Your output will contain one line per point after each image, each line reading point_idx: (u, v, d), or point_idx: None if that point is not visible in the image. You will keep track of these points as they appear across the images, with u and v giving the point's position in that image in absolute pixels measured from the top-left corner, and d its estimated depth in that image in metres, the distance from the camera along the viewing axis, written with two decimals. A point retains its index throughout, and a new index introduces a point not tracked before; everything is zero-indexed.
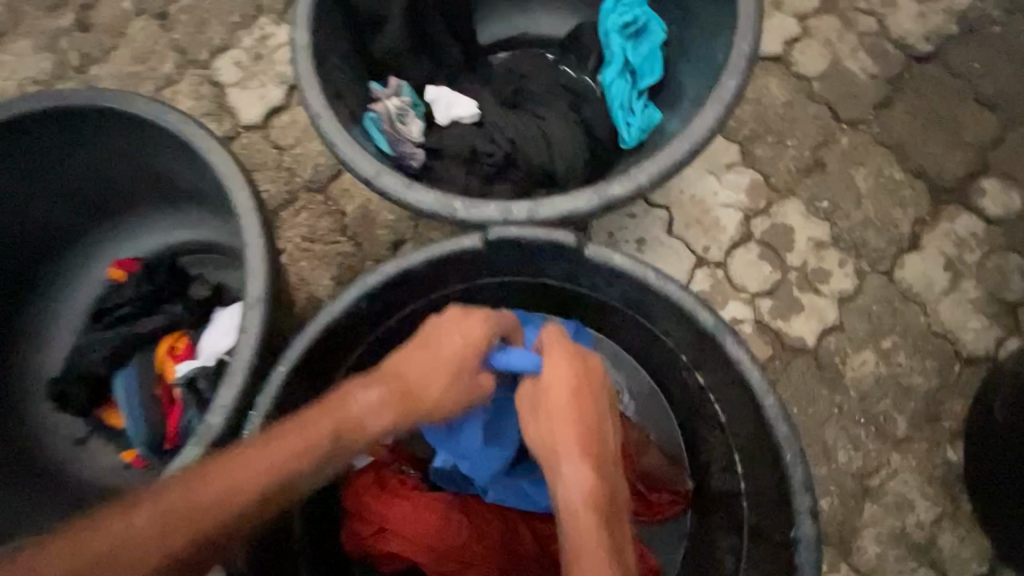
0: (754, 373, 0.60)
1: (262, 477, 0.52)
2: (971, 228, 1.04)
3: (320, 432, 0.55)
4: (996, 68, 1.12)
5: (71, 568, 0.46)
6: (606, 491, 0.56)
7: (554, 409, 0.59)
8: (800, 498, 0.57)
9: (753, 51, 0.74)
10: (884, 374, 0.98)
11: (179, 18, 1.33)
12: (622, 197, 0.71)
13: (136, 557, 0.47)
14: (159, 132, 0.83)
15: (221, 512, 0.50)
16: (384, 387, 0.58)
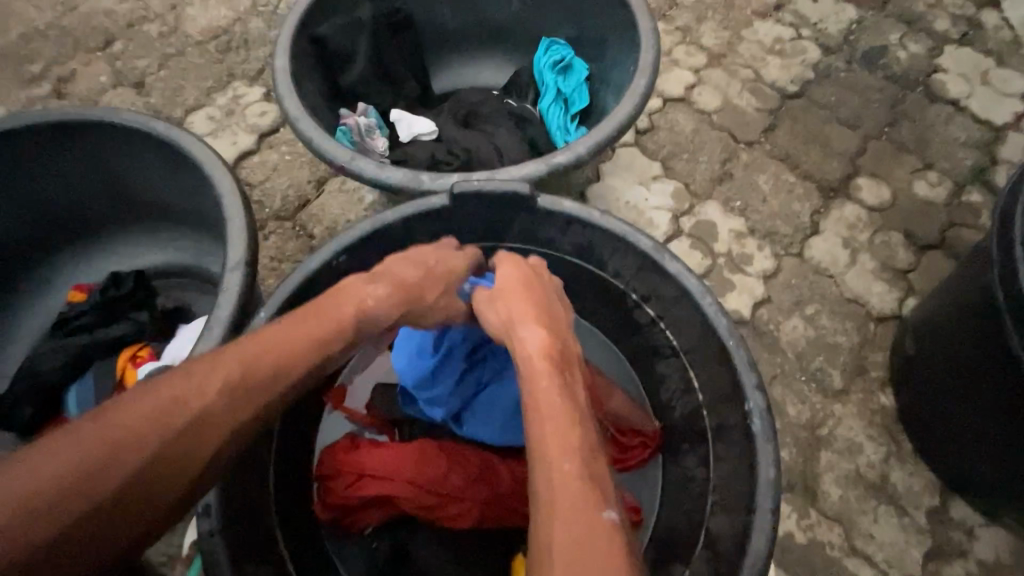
0: (692, 281, 0.71)
1: (298, 347, 0.64)
2: (857, 214, 1.24)
3: (344, 316, 0.68)
4: (848, 100, 1.42)
5: (149, 409, 0.55)
6: (559, 348, 0.66)
7: (511, 292, 0.73)
8: (747, 376, 0.65)
9: (655, 60, 0.94)
10: (812, 336, 1.11)
11: (156, 85, 1.47)
12: (566, 164, 0.84)
13: (190, 396, 0.57)
14: (142, 140, 0.92)
15: (263, 370, 0.61)
16: (387, 286, 0.71)
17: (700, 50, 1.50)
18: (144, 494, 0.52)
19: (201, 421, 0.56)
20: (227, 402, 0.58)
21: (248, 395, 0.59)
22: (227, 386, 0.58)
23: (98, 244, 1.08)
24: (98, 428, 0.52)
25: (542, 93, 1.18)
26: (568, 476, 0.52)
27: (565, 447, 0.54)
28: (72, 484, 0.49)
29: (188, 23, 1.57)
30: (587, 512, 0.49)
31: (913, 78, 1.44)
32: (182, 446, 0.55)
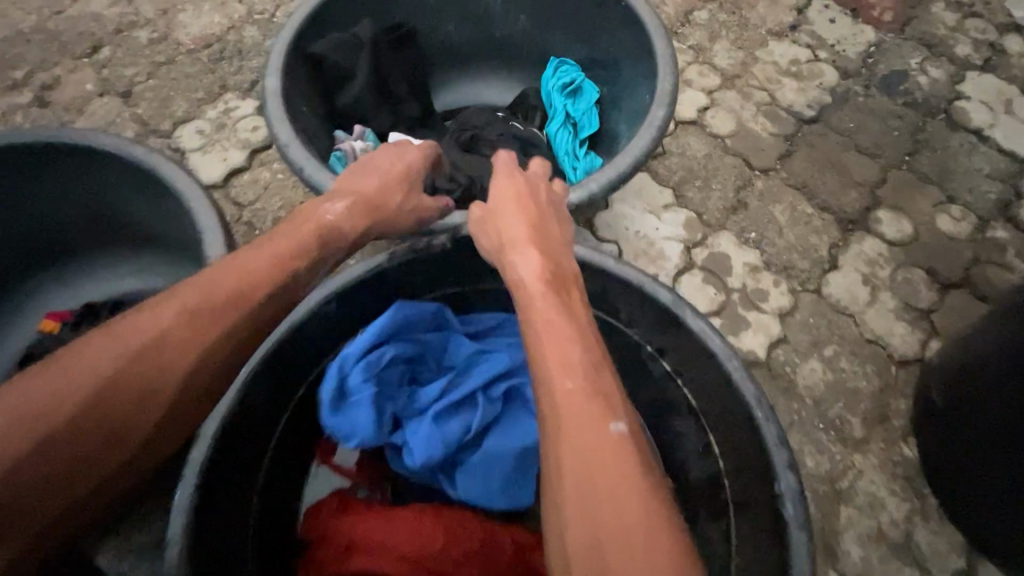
0: (716, 340, 0.64)
1: (264, 273, 0.66)
2: (877, 249, 1.19)
3: (308, 238, 0.71)
4: (866, 126, 1.36)
5: (119, 341, 0.58)
6: (553, 267, 0.65)
7: (503, 203, 0.73)
8: (776, 453, 0.59)
9: (674, 89, 0.88)
10: (830, 380, 1.05)
11: (144, 95, 1.41)
12: (575, 204, 0.79)
13: (153, 325, 0.60)
14: (119, 165, 0.86)
15: (229, 296, 0.64)
16: (346, 201, 0.75)
17: (714, 70, 1.44)
18: (111, 418, 0.56)
19: (167, 342, 0.59)
20: (182, 328, 0.61)
21: (203, 321, 0.62)
22: (182, 316, 0.61)
23: (69, 271, 1.01)
24: (65, 363, 0.56)
25: (550, 116, 1.12)
26: (573, 395, 0.53)
27: (565, 367, 0.54)
28: (48, 411, 0.53)
29: (180, 30, 1.50)
30: (592, 422, 0.51)
31: (934, 105, 1.39)
32: (142, 373, 0.58)
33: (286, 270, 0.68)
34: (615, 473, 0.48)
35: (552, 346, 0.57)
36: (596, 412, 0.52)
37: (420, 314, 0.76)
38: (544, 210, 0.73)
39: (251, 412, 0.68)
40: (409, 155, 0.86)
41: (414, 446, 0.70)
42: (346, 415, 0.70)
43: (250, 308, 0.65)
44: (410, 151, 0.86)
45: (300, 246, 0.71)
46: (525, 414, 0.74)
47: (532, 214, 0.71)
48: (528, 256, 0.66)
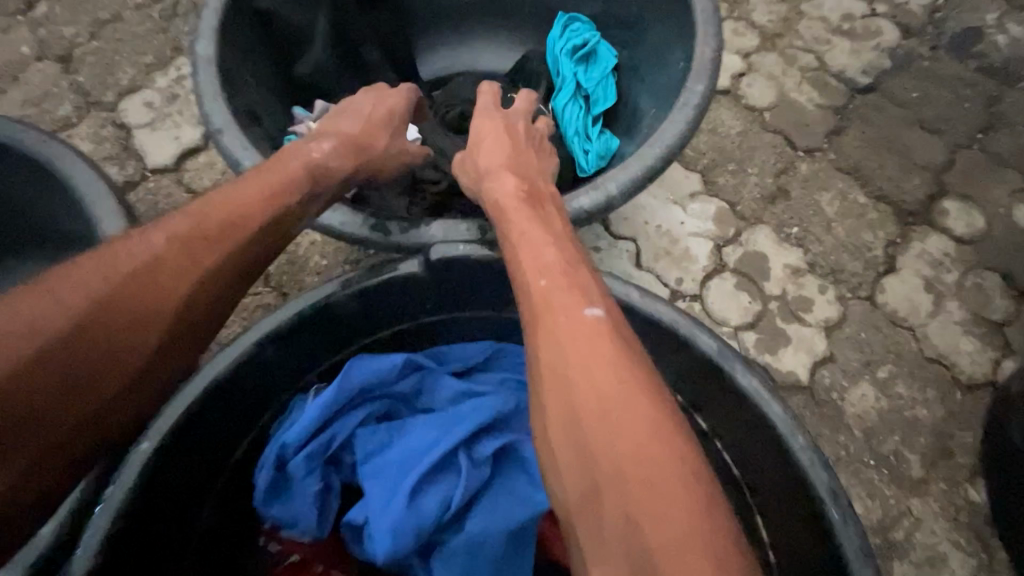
0: (776, 408, 0.50)
1: (257, 203, 0.57)
2: (943, 248, 1.00)
3: (295, 171, 0.60)
4: (932, 96, 1.15)
5: (104, 270, 0.50)
6: (526, 185, 0.61)
7: (485, 134, 0.68)
8: (859, 569, 0.46)
9: (716, 55, 0.68)
10: (885, 409, 0.88)
11: (85, 60, 1.21)
12: (588, 211, 0.62)
13: (138, 254, 0.52)
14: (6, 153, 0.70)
15: (223, 225, 0.55)
16: (333, 141, 0.66)
17: (752, 28, 1.22)
18: (97, 350, 0.49)
19: (158, 273, 0.52)
20: (174, 255, 0.53)
21: (197, 249, 0.54)
22: (172, 242, 0.53)
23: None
24: (47, 287, 0.49)
25: (557, 86, 0.92)
26: (548, 294, 0.51)
27: (537, 266, 0.53)
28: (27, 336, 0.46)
29: None
30: (572, 328, 0.48)
31: (1014, 71, 1.17)
32: (136, 303, 0.50)
33: (277, 203, 0.58)
34: (598, 359, 0.46)
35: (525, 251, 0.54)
36: (568, 298, 0.50)
37: (379, 367, 0.60)
38: (522, 141, 0.68)
39: (165, 487, 0.54)
40: (389, 96, 0.74)
41: (374, 526, 0.54)
42: (287, 503, 0.57)
43: (247, 236, 0.56)
44: (388, 97, 0.74)
45: (290, 179, 0.60)
46: (522, 481, 0.58)
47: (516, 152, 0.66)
48: (502, 177, 0.62)
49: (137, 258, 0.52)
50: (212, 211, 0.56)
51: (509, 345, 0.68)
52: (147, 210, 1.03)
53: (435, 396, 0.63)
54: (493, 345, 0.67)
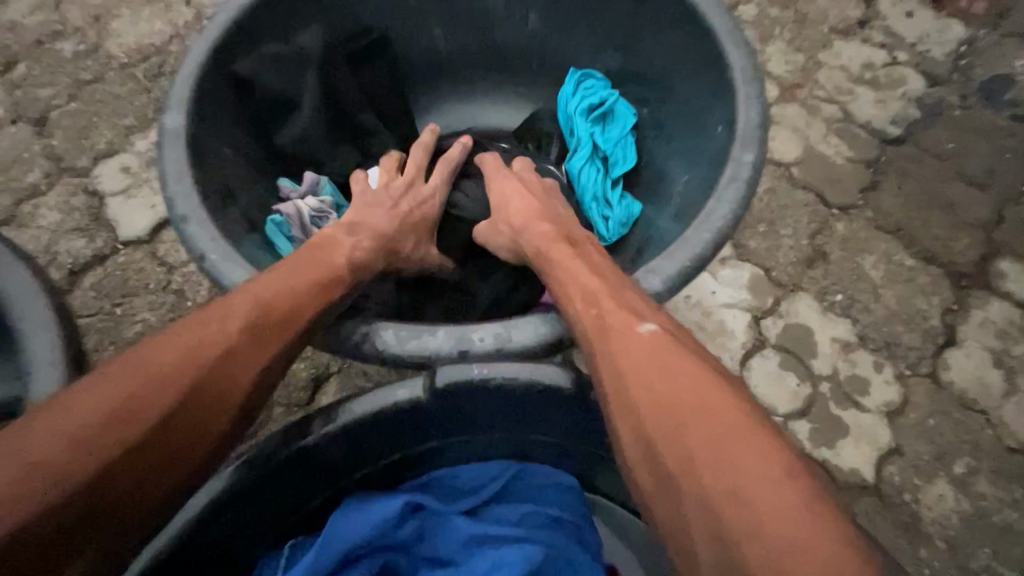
0: None
1: (314, 288, 0.50)
2: (1007, 315, 0.90)
3: (337, 263, 0.54)
4: (969, 147, 1.08)
5: (172, 359, 0.43)
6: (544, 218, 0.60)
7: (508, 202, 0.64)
8: None
9: (763, 121, 0.60)
10: (969, 513, 0.76)
11: (59, 123, 1.13)
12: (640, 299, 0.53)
13: (204, 340, 0.44)
14: None
15: (289, 310, 0.48)
16: (370, 239, 0.58)
17: (769, 79, 1.16)
18: (164, 456, 0.41)
19: (227, 365, 0.44)
20: (247, 345, 0.46)
21: (267, 339, 0.46)
22: (247, 333, 0.46)
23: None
24: (106, 380, 0.41)
25: (573, 148, 0.83)
26: (599, 319, 0.47)
27: (585, 295, 0.49)
28: (91, 441, 0.39)
29: (112, 41, 1.25)
30: (651, 359, 0.44)
31: None
32: (200, 406, 0.43)
33: (327, 294, 0.51)
34: (669, 377, 0.43)
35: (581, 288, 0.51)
36: (620, 317, 0.47)
37: (371, 520, 0.48)
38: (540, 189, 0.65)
39: None
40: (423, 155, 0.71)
41: None
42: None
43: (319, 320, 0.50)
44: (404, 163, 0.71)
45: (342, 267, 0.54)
46: None
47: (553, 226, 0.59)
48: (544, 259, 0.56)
49: (204, 344, 0.44)
50: (274, 294, 0.48)
51: (531, 466, 0.56)
52: (115, 286, 0.93)
53: (443, 545, 0.50)
54: (511, 465, 0.56)
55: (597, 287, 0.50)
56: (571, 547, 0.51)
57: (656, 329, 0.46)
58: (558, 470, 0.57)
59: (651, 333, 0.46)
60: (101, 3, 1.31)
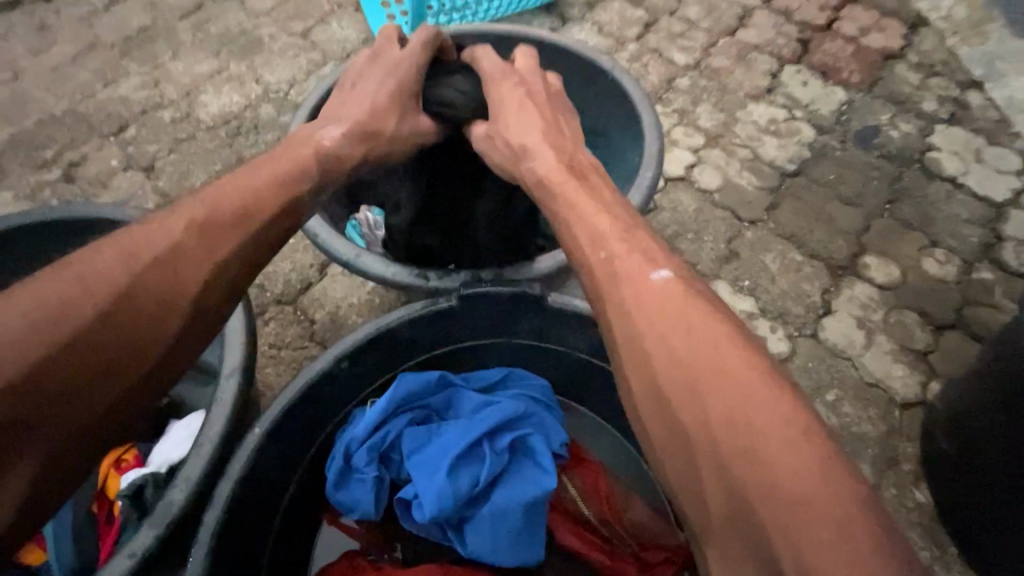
0: None
1: (254, 192, 0.70)
2: (869, 293, 1.23)
3: (282, 169, 0.73)
4: (846, 177, 1.44)
5: (139, 247, 0.62)
6: (542, 136, 0.78)
7: (507, 110, 0.80)
8: None
9: (660, 152, 0.95)
10: (836, 425, 1.06)
11: (165, 169, 1.52)
12: None
13: (161, 237, 0.64)
14: (39, 232, 0.96)
15: (232, 212, 0.68)
16: (341, 130, 0.79)
17: (698, 130, 1.54)
18: (133, 316, 0.59)
19: (182, 250, 0.63)
20: (195, 237, 0.65)
21: (214, 230, 0.66)
22: (192, 228, 0.65)
23: None
24: (87, 264, 0.60)
25: None
26: (608, 259, 0.63)
27: (596, 245, 0.64)
28: (81, 302, 0.57)
29: (201, 109, 1.65)
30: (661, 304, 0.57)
31: (908, 156, 1.48)
32: (159, 278, 0.62)
33: (284, 191, 0.72)
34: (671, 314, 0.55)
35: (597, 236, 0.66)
36: (635, 267, 0.61)
37: (420, 381, 0.77)
38: (542, 107, 0.82)
39: (263, 478, 0.66)
40: (397, 46, 0.86)
41: (420, 495, 0.69)
42: (351, 491, 0.72)
43: (261, 219, 0.69)
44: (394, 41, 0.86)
45: (298, 169, 0.74)
46: (534, 467, 0.73)
47: (544, 141, 0.77)
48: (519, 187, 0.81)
49: (165, 239, 0.64)
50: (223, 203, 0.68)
51: (517, 369, 0.86)
52: None
53: (463, 406, 0.78)
54: (505, 367, 0.86)
55: (602, 227, 0.66)
56: (545, 413, 0.80)
57: (667, 277, 0.58)
58: (533, 370, 0.87)
59: (664, 281, 0.58)
60: (191, 82, 1.72)
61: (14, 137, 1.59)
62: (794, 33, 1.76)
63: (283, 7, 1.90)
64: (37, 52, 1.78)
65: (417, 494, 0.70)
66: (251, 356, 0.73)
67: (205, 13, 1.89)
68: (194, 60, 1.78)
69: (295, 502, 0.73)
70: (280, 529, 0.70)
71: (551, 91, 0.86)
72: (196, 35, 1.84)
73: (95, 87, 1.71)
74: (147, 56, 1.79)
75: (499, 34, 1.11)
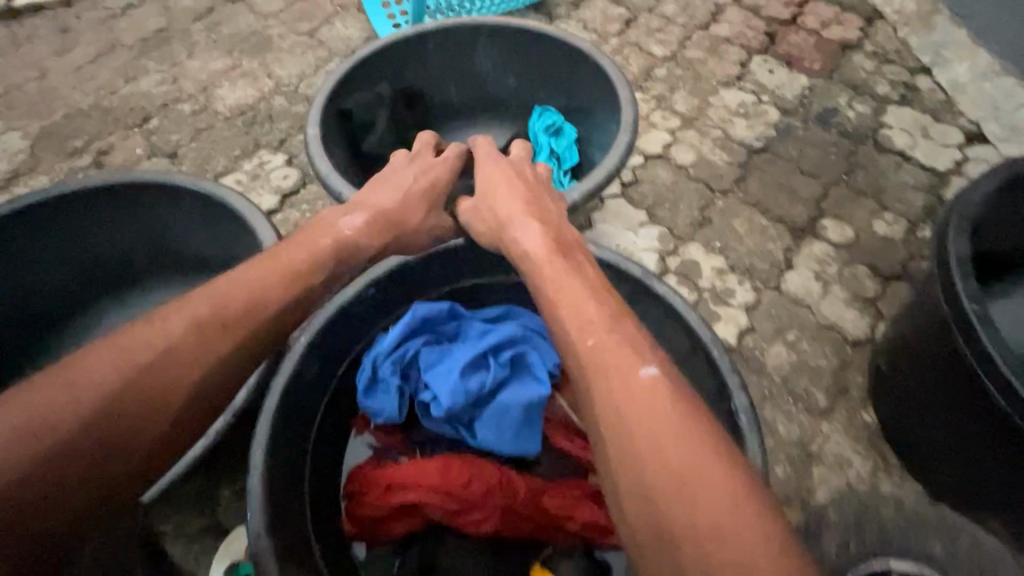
0: (694, 317, 0.83)
1: (258, 291, 0.72)
2: (826, 250, 1.38)
3: (294, 259, 0.76)
4: (807, 152, 1.60)
5: (138, 349, 0.64)
6: (529, 207, 0.85)
7: (493, 185, 0.90)
8: (738, 397, 0.77)
9: (634, 121, 1.10)
10: (795, 361, 1.21)
11: (187, 155, 1.65)
12: (588, 191, 1.03)
13: (157, 339, 0.65)
14: (103, 195, 1.06)
15: (237, 313, 0.70)
16: (363, 218, 0.83)
17: (674, 114, 1.70)
18: (122, 422, 0.61)
19: (176, 354, 0.65)
20: (190, 338, 0.66)
21: (210, 334, 0.67)
22: (189, 329, 0.67)
23: (112, 280, 1.18)
24: (78, 369, 0.62)
25: (537, 151, 1.33)
26: (594, 349, 0.63)
27: (583, 330, 0.65)
28: (69, 411, 0.59)
29: (218, 102, 1.79)
30: (642, 399, 0.59)
31: (863, 134, 1.64)
32: (151, 382, 0.63)
33: (292, 285, 0.75)
34: (645, 415, 0.58)
35: (574, 320, 0.67)
36: (620, 357, 0.62)
37: (433, 308, 0.90)
38: (531, 184, 0.91)
39: (307, 378, 0.79)
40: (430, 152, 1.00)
41: (438, 395, 0.84)
42: (378, 398, 0.85)
43: (259, 321, 0.71)
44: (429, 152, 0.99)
45: (313, 259, 0.78)
46: (532, 376, 0.87)
47: (526, 209, 0.84)
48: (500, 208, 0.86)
49: (160, 344, 0.65)
50: (230, 299, 0.71)
51: (515, 305, 1.01)
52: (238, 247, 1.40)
53: (470, 332, 0.92)
54: (505, 303, 1.00)
55: (590, 312, 0.67)
56: (541, 337, 0.94)
57: (652, 372, 0.60)
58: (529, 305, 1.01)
59: (650, 378, 0.60)
60: (208, 78, 1.86)
61: (46, 129, 1.72)
62: (762, 27, 1.92)
63: (290, 9, 2.05)
64: (62, 52, 1.91)
65: (435, 395, 0.84)
66: None
67: (217, 16, 2.03)
68: (209, 58, 1.91)
69: (332, 408, 0.85)
70: (321, 428, 0.83)
71: (538, 176, 0.94)
72: (209, 36, 1.98)
73: (118, 84, 1.84)
74: (164, 55, 1.92)
75: (493, 25, 1.26)
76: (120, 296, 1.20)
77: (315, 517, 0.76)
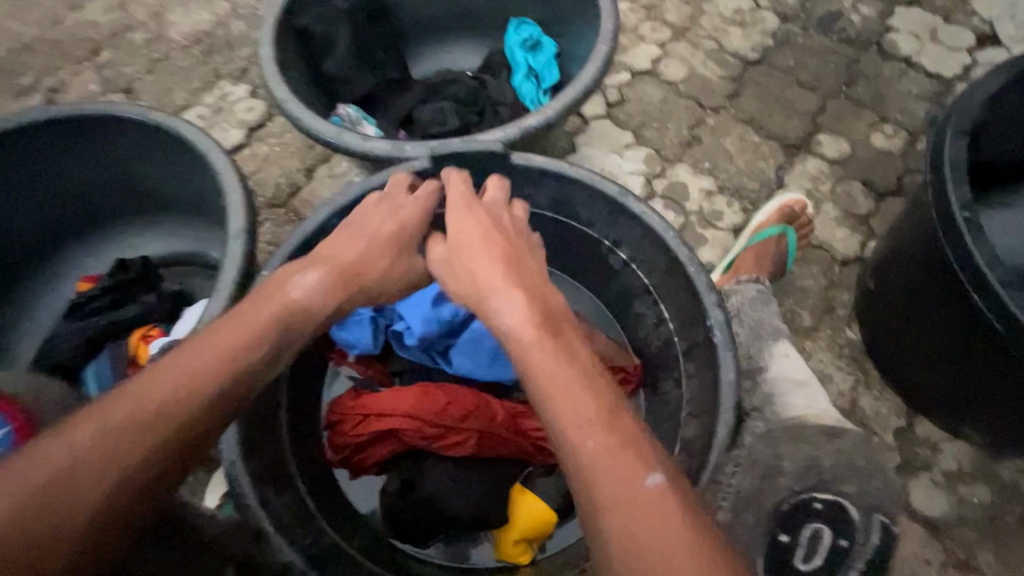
0: (672, 235, 0.79)
1: (200, 369, 0.57)
2: (819, 167, 1.32)
3: (241, 331, 0.61)
4: (806, 62, 1.49)
5: (47, 464, 0.48)
6: (508, 270, 0.67)
7: (464, 241, 0.72)
8: (714, 314, 0.74)
9: (616, 27, 1.01)
10: (782, 281, 1.19)
11: (145, 90, 1.55)
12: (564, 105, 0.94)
13: (75, 445, 0.50)
14: (53, 128, 0.99)
15: (179, 397, 0.54)
16: (320, 274, 0.69)
17: (665, 24, 1.57)
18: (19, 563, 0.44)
19: (96, 460, 0.49)
20: (114, 437, 0.51)
21: (142, 430, 0.52)
22: (110, 429, 0.51)
23: (79, 216, 1.14)
24: None
25: (514, 70, 1.23)
26: (595, 451, 0.49)
27: (579, 428, 0.50)
28: None
29: (171, 29, 1.65)
30: (644, 525, 0.45)
31: (867, 39, 1.52)
32: (58, 505, 0.47)
33: (236, 360, 0.59)
34: (650, 548, 0.44)
35: (571, 416, 0.52)
36: (627, 468, 0.48)
37: None
38: (510, 235, 0.72)
39: None
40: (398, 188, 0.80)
41: (411, 325, 0.83)
42: (351, 330, 0.84)
43: (197, 407, 0.55)
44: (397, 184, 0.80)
45: (263, 328, 0.63)
46: None
47: (506, 274, 0.66)
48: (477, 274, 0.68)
49: (75, 453, 0.49)
50: (164, 386, 0.55)
51: None
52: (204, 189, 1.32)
53: None
54: None
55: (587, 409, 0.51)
56: None
57: (660, 481, 0.47)
58: None
59: (657, 490, 0.47)
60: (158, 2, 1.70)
61: None
62: None
63: None
64: None
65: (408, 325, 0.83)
66: (253, 220, 0.88)
67: None
68: None
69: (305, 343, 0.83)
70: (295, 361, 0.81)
71: (517, 222, 0.76)
72: None
73: (61, 12, 1.69)
74: None
75: None
76: (89, 232, 1.16)
77: (296, 449, 0.76)
